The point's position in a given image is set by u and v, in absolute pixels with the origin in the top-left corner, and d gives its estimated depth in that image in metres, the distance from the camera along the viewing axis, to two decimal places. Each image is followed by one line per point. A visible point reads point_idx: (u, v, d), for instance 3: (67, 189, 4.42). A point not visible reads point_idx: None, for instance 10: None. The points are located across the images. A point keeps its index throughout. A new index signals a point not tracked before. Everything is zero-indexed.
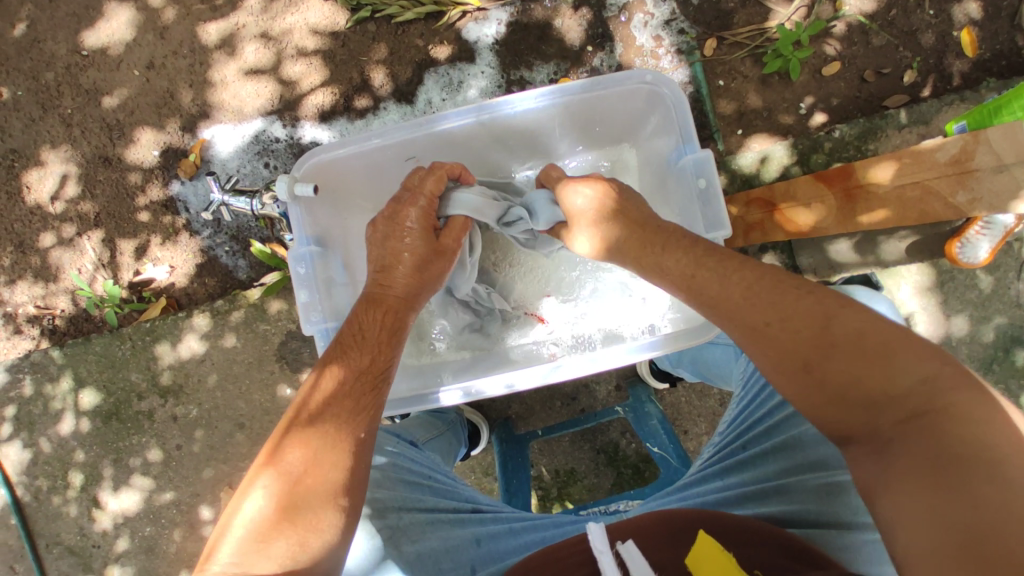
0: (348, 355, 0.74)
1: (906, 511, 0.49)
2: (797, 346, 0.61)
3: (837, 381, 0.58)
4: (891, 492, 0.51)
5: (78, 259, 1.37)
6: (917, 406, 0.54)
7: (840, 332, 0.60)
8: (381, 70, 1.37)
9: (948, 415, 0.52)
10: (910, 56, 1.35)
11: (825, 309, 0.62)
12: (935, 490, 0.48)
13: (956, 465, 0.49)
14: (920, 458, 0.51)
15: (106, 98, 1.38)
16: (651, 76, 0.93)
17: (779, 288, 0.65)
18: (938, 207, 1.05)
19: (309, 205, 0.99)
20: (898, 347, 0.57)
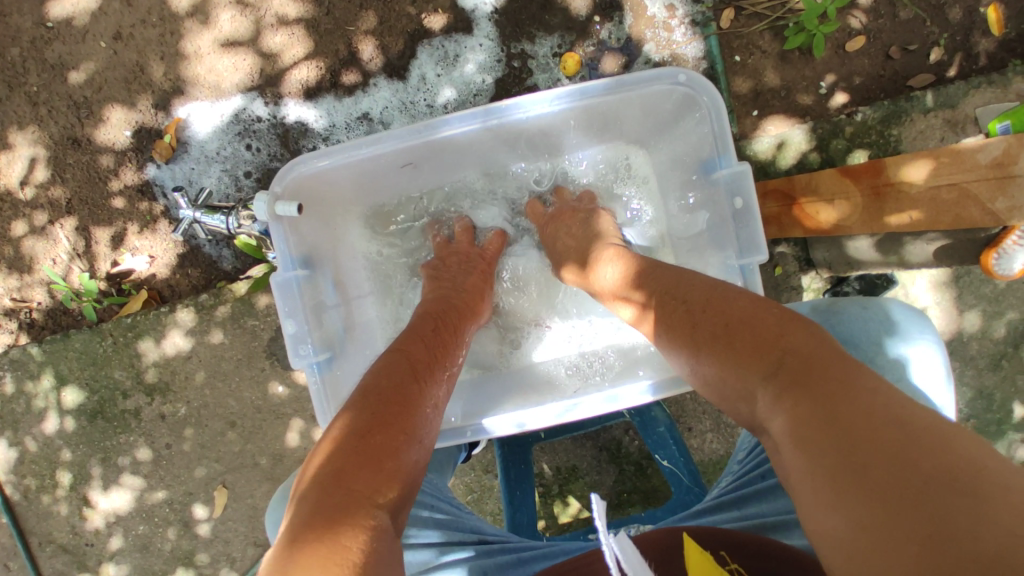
0: (427, 342, 0.78)
1: (809, 499, 0.49)
2: (682, 348, 0.68)
3: (717, 375, 0.63)
4: (793, 482, 0.52)
5: (52, 249, 1.29)
6: (792, 383, 0.54)
7: (707, 327, 0.65)
8: (369, 42, 1.26)
9: (824, 387, 0.52)
10: (938, 32, 1.25)
11: (697, 310, 0.67)
12: (838, 456, 0.48)
13: (840, 442, 0.49)
14: (798, 437, 0.52)
15: (72, 73, 1.26)
16: (685, 77, 0.86)
17: (678, 296, 0.72)
18: (976, 213, 0.96)
19: (292, 224, 0.92)
20: (766, 330, 0.60)
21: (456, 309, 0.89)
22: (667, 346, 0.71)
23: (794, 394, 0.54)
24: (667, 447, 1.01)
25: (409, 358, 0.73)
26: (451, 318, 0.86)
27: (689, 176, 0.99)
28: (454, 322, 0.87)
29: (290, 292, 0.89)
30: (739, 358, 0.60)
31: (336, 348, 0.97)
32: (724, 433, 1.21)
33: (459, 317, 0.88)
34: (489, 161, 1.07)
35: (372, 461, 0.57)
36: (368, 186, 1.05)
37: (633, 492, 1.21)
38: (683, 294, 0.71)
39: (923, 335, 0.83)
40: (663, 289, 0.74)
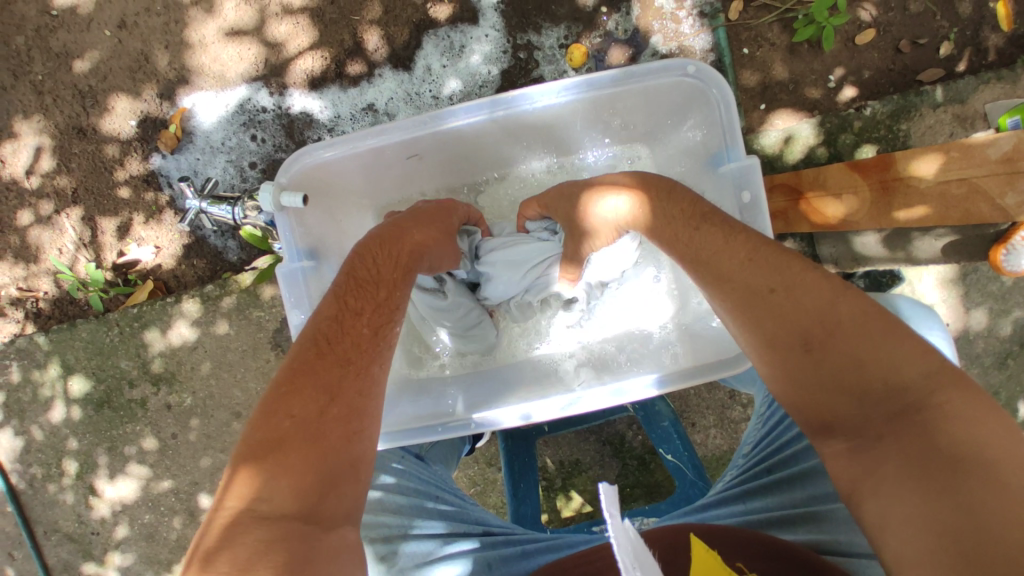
0: (348, 302, 0.73)
1: (895, 515, 0.53)
2: (796, 328, 0.63)
3: (837, 362, 0.61)
4: (877, 484, 0.55)
5: (58, 239, 1.29)
6: (918, 399, 0.57)
7: (846, 314, 0.62)
8: (375, 32, 1.25)
9: (952, 398, 0.55)
10: (948, 25, 1.24)
11: (832, 292, 0.64)
12: (932, 482, 0.52)
13: (945, 463, 0.53)
14: (910, 451, 0.55)
15: (77, 62, 1.25)
16: (694, 68, 0.86)
17: (784, 262, 0.67)
18: (984, 209, 0.97)
19: (298, 216, 0.92)
20: (897, 337, 0.60)
21: (393, 249, 0.81)
22: (761, 314, 0.65)
23: (931, 410, 0.55)
24: (671, 441, 1.01)
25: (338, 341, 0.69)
26: (387, 266, 0.79)
27: (696, 170, 0.98)
28: (388, 267, 0.79)
29: (296, 283, 0.89)
30: (877, 356, 0.59)
31: None
32: (727, 428, 1.21)
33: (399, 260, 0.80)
34: (495, 154, 1.07)
35: (283, 471, 0.60)
36: (374, 178, 1.05)
37: (636, 487, 1.22)
38: (805, 269, 0.66)
39: (933, 331, 0.83)
40: (771, 251, 0.68)
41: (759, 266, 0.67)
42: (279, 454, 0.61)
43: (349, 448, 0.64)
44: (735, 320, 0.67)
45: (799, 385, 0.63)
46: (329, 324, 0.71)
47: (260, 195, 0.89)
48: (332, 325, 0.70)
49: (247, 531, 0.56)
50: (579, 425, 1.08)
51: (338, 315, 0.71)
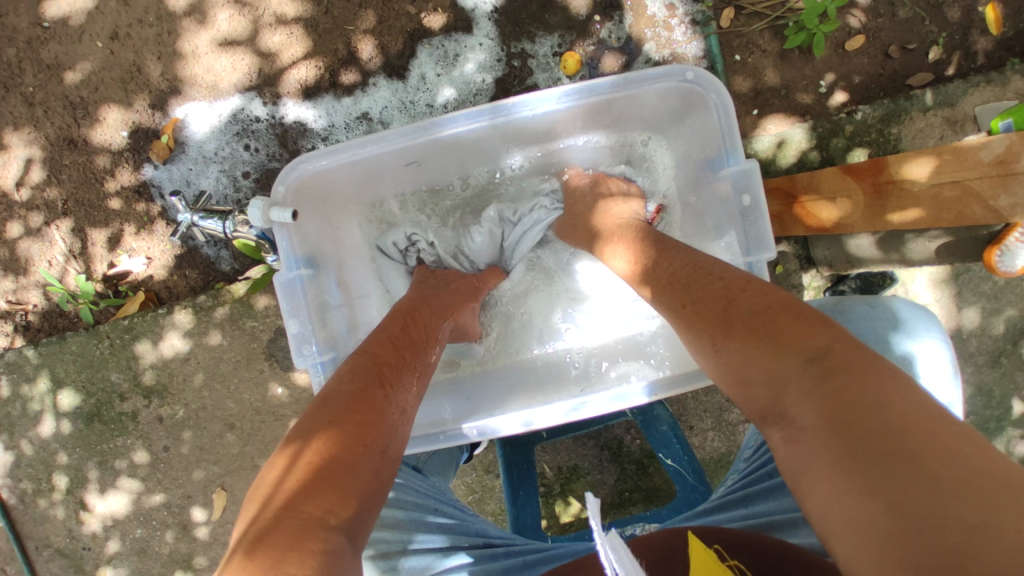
0: (397, 344, 0.75)
1: (825, 492, 0.47)
2: (704, 332, 0.64)
3: (739, 361, 0.59)
4: (811, 474, 0.49)
5: (48, 250, 1.27)
6: (832, 364, 0.51)
7: (738, 312, 0.62)
8: (368, 41, 1.25)
9: (861, 369, 0.50)
10: (936, 31, 1.25)
11: (729, 294, 0.64)
12: (861, 462, 0.45)
13: (868, 436, 0.46)
14: (825, 427, 0.49)
15: (69, 73, 1.25)
16: (692, 73, 0.86)
17: (693, 277, 0.70)
18: (977, 210, 0.97)
19: (295, 223, 0.91)
20: (799, 321, 0.57)
21: (429, 312, 0.86)
22: (686, 333, 0.68)
23: (831, 383, 0.50)
24: (670, 446, 1.00)
25: (376, 360, 0.71)
26: (424, 321, 0.83)
27: (695, 173, 0.99)
28: (426, 328, 0.82)
29: (294, 292, 0.88)
30: (778, 342, 0.56)
31: (339, 348, 0.97)
32: (725, 431, 1.21)
33: (433, 318, 0.86)
34: (491, 158, 1.06)
35: (337, 476, 0.55)
36: (372, 184, 1.05)
37: (635, 491, 1.21)
38: (711, 277, 0.68)
39: (930, 331, 0.83)
40: (683, 274, 0.71)
41: (659, 270, 0.75)
42: (336, 464, 0.56)
43: (381, 468, 0.60)
44: (678, 335, 0.70)
45: (732, 386, 0.61)
46: (384, 360, 0.71)
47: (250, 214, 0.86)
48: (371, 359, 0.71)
49: (314, 535, 0.50)
50: (578, 431, 1.06)
51: (386, 342, 0.75)
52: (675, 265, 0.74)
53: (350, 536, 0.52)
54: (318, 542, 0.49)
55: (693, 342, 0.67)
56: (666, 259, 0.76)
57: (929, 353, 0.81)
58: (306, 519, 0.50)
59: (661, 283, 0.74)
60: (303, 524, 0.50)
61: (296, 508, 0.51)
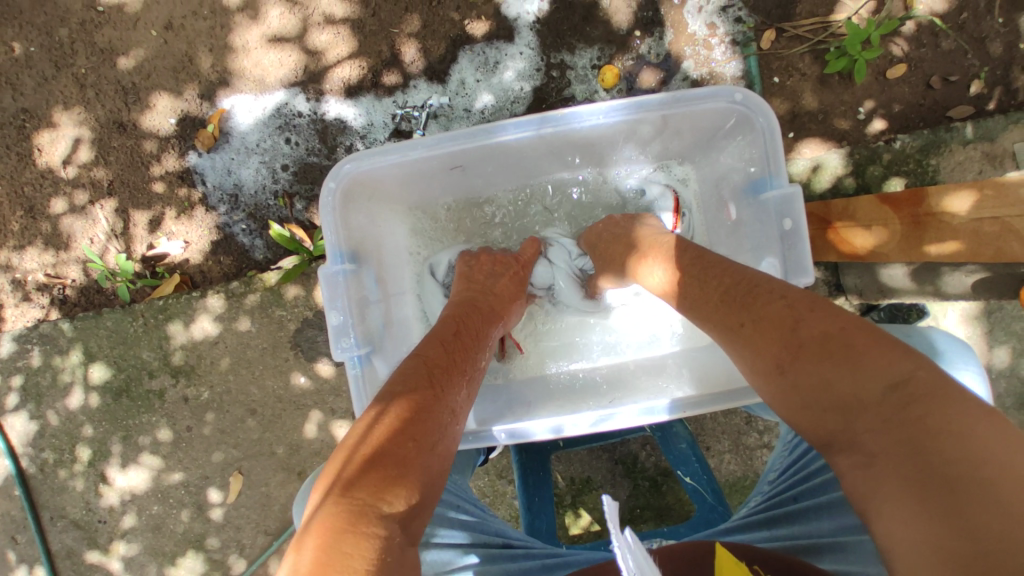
0: (449, 348, 0.77)
1: (898, 523, 0.49)
2: (768, 352, 0.64)
3: (807, 384, 0.60)
4: (882, 503, 0.51)
5: (91, 228, 1.32)
6: (914, 394, 0.52)
7: (807, 334, 0.62)
8: (412, 44, 1.28)
9: (943, 403, 0.51)
10: (978, 65, 1.24)
11: (795, 314, 0.64)
12: (947, 497, 0.47)
13: (939, 470, 0.48)
14: (906, 457, 0.50)
15: (122, 59, 1.30)
16: (742, 95, 0.86)
17: (752, 295, 0.69)
18: (1016, 247, 0.95)
19: (343, 218, 0.94)
20: (873, 343, 0.57)
21: (480, 315, 0.88)
22: (743, 349, 0.68)
23: (908, 415, 0.52)
24: (689, 463, 1.00)
25: (429, 360, 0.73)
26: (474, 323, 0.85)
27: (735, 191, 0.99)
28: (477, 329, 0.85)
29: (336, 285, 0.90)
30: (851, 368, 0.57)
31: (376, 344, 0.98)
32: (742, 455, 1.19)
33: (484, 322, 0.88)
34: (533, 166, 1.08)
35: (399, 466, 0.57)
36: (415, 186, 1.07)
37: (646, 508, 1.20)
38: (772, 292, 0.68)
39: (967, 365, 0.80)
40: (740, 288, 0.71)
41: (710, 282, 0.75)
42: (393, 456, 0.58)
43: (435, 464, 0.62)
44: (731, 351, 0.70)
45: (793, 408, 0.62)
46: (434, 361, 0.73)
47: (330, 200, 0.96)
48: (433, 360, 0.73)
49: (365, 518, 0.52)
50: (596, 442, 1.06)
51: (444, 340, 0.78)
52: (732, 276, 0.73)
53: (404, 524, 0.54)
54: (371, 528, 0.51)
55: (753, 358, 0.67)
56: (712, 275, 0.76)
57: None
58: (364, 505, 0.53)
59: (716, 295, 0.73)
60: (360, 510, 0.52)
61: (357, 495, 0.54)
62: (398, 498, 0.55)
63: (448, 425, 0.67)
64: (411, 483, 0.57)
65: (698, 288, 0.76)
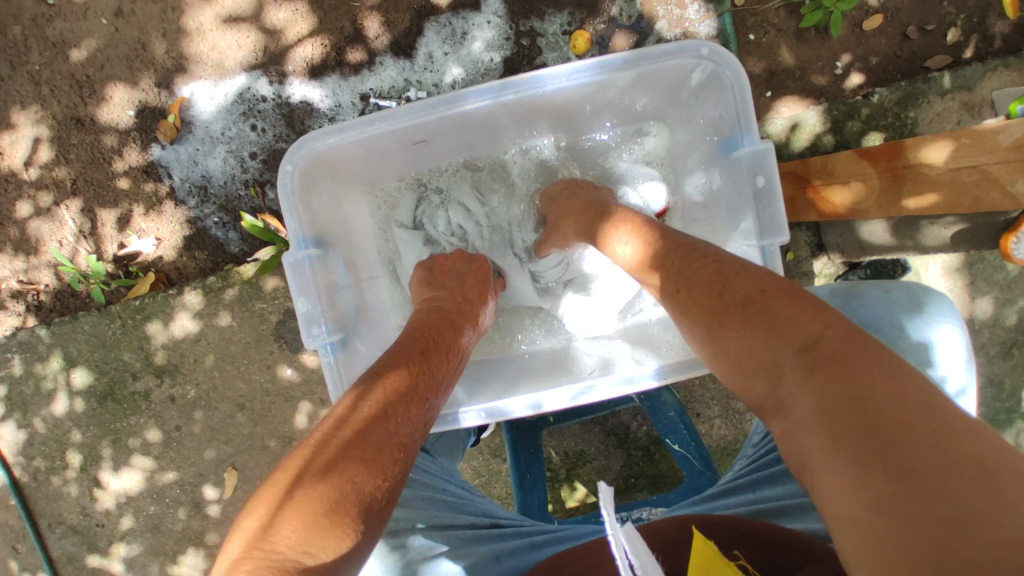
0: (416, 365, 0.70)
1: (824, 477, 0.47)
2: (699, 317, 0.64)
3: (734, 349, 0.59)
4: (812, 476, 0.49)
5: (58, 230, 1.27)
6: (827, 350, 0.52)
7: (732, 297, 0.61)
8: (375, 19, 1.23)
9: (845, 364, 0.50)
10: (955, 12, 1.22)
11: (722, 278, 0.64)
12: (867, 459, 0.45)
13: (859, 423, 0.47)
14: (820, 423, 0.49)
15: (74, 51, 1.23)
16: (708, 49, 0.84)
17: (686, 261, 0.69)
18: (995, 196, 0.97)
19: (304, 203, 0.91)
20: (789, 304, 0.57)
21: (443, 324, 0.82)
22: (684, 311, 0.67)
23: (819, 374, 0.51)
24: (677, 431, 1.01)
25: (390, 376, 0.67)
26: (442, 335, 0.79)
27: (708, 155, 0.98)
28: (442, 337, 0.78)
29: (302, 272, 0.88)
30: (775, 323, 0.56)
31: (348, 330, 0.96)
32: (732, 419, 1.21)
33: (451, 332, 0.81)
34: (501, 137, 1.06)
35: (323, 513, 0.51)
36: (379, 164, 1.04)
37: (641, 477, 1.22)
38: (705, 256, 0.67)
39: (946, 318, 0.82)
40: (677, 257, 0.70)
41: (648, 256, 0.75)
42: (331, 498, 0.52)
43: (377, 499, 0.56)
44: (675, 325, 0.69)
45: (731, 372, 0.61)
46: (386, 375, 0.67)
47: (314, 188, 0.95)
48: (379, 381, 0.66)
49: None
50: (585, 416, 1.07)
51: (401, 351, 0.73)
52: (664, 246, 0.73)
53: (331, 573, 0.49)
54: None
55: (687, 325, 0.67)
56: (657, 240, 0.75)
57: (944, 342, 0.81)
58: (283, 557, 0.48)
59: (655, 266, 0.72)
60: (280, 566, 0.48)
61: (265, 553, 0.48)
62: (332, 545, 0.50)
63: (387, 457, 0.59)
64: (349, 535, 0.51)
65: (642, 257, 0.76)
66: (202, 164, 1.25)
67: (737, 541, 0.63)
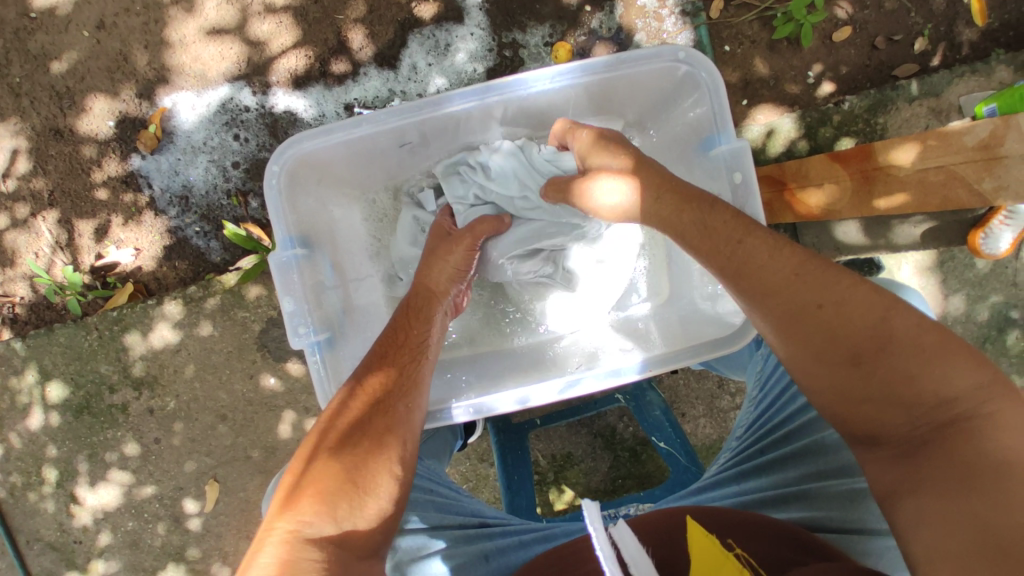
0: (403, 352, 0.77)
1: (925, 508, 0.53)
2: (843, 342, 0.62)
3: (885, 376, 0.59)
4: (918, 493, 0.54)
5: (35, 242, 1.25)
6: (973, 403, 0.56)
7: (899, 329, 0.60)
8: (359, 31, 1.24)
9: (993, 412, 0.55)
10: (921, 23, 1.27)
11: (881, 307, 0.62)
12: (981, 496, 0.51)
13: (978, 471, 0.53)
14: (952, 463, 0.54)
15: (54, 63, 1.23)
16: (684, 53, 0.87)
17: (836, 276, 0.65)
18: (962, 194, 1.01)
19: (291, 204, 0.91)
20: (955, 353, 0.59)
21: (421, 306, 0.87)
22: (810, 331, 0.63)
23: (965, 425, 0.56)
24: (663, 430, 1.01)
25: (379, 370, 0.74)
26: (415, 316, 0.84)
27: (686, 153, 1.00)
28: (419, 317, 0.85)
29: (288, 271, 0.88)
30: (929, 369, 0.58)
31: (335, 329, 0.96)
32: (716, 418, 1.22)
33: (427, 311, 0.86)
34: (485, 139, 1.08)
35: (327, 488, 0.60)
36: (368, 166, 1.05)
37: (628, 478, 1.22)
38: (858, 281, 0.64)
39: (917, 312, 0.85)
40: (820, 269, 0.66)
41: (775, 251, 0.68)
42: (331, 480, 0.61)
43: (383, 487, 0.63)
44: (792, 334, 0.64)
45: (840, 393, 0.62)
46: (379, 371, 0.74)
47: (304, 187, 0.96)
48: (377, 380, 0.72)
49: (290, 544, 0.55)
50: (573, 417, 1.07)
51: (394, 344, 0.79)
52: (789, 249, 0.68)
53: (337, 542, 0.57)
54: (300, 553, 0.55)
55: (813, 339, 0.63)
56: (719, 229, 0.71)
57: None
58: (293, 524, 0.57)
59: (783, 260, 0.67)
60: (288, 533, 0.56)
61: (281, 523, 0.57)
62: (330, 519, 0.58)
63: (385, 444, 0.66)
64: (343, 502, 0.59)
65: (749, 250, 0.68)
66: (183, 176, 1.25)
67: (728, 531, 0.63)
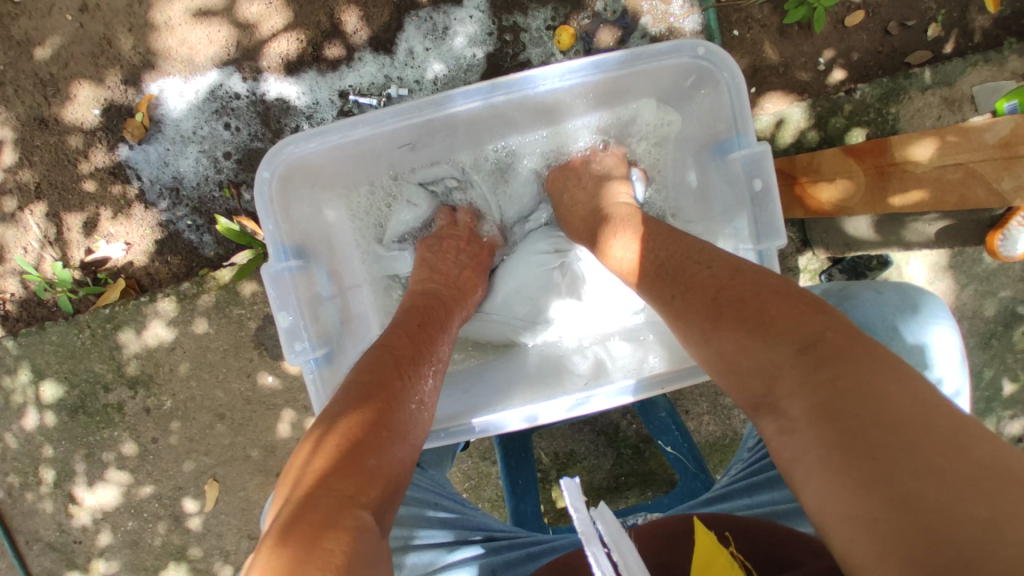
0: (416, 340, 0.74)
1: (822, 483, 0.47)
2: (694, 322, 0.63)
3: (733, 350, 0.59)
4: (805, 470, 0.49)
5: (24, 236, 1.21)
6: (833, 350, 0.52)
7: (727, 301, 0.61)
8: (353, 13, 1.18)
9: (846, 364, 0.50)
10: (935, 7, 1.22)
11: (716, 282, 0.64)
12: (858, 457, 0.46)
13: (861, 421, 0.47)
14: (822, 422, 0.49)
15: (38, 50, 1.17)
16: (703, 50, 0.83)
17: (681, 268, 0.69)
18: (981, 192, 0.97)
19: (285, 212, 0.88)
20: (791, 307, 0.57)
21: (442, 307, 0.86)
22: (677, 323, 0.66)
23: (822, 375, 0.51)
24: (670, 433, 1.01)
25: (396, 353, 0.70)
26: (439, 316, 0.83)
27: (700, 153, 0.97)
28: (444, 321, 0.83)
29: (283, 283, 0.85)
30: (770, 333, 0.56)
31: (333, 343, 0.93)
32: (720, 414, 1.21)
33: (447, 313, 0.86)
34: (488, 139, 1.04)
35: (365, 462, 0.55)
36: (365, 167, 1.01)
37: (631, 475, 1.22)
38: (704, 265, 0.67)
39: (941, 318, 0.83)
40: (672, 262, 0.70)
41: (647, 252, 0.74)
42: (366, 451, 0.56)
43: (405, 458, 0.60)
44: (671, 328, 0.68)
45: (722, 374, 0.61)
46: (401, 353, 0.70)
47: (297, 191, 0.93)
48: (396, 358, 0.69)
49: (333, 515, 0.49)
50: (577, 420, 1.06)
51: (412, 332, 0.75)
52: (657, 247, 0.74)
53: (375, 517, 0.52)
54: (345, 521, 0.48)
55: (685, 331, 0.65)
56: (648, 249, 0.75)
57: (940, 343, 0.81)
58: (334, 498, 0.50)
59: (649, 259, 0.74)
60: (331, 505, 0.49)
61: (318, 498, 0.50)
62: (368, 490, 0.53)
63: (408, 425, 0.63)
64: (381, 477, 0.55)
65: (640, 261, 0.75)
66: (172, 167, 1.20)
67: (730, 529, 0.63)
